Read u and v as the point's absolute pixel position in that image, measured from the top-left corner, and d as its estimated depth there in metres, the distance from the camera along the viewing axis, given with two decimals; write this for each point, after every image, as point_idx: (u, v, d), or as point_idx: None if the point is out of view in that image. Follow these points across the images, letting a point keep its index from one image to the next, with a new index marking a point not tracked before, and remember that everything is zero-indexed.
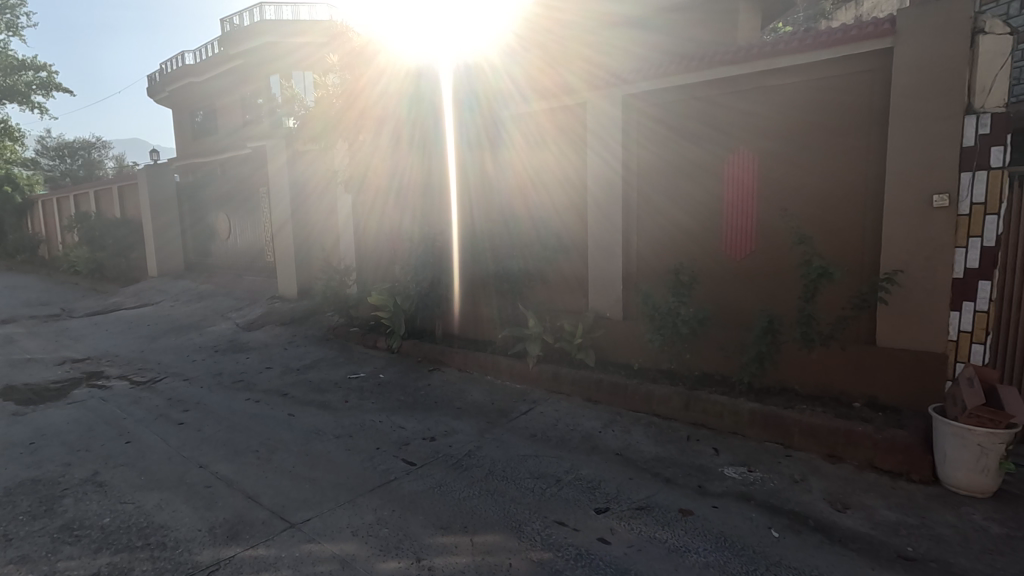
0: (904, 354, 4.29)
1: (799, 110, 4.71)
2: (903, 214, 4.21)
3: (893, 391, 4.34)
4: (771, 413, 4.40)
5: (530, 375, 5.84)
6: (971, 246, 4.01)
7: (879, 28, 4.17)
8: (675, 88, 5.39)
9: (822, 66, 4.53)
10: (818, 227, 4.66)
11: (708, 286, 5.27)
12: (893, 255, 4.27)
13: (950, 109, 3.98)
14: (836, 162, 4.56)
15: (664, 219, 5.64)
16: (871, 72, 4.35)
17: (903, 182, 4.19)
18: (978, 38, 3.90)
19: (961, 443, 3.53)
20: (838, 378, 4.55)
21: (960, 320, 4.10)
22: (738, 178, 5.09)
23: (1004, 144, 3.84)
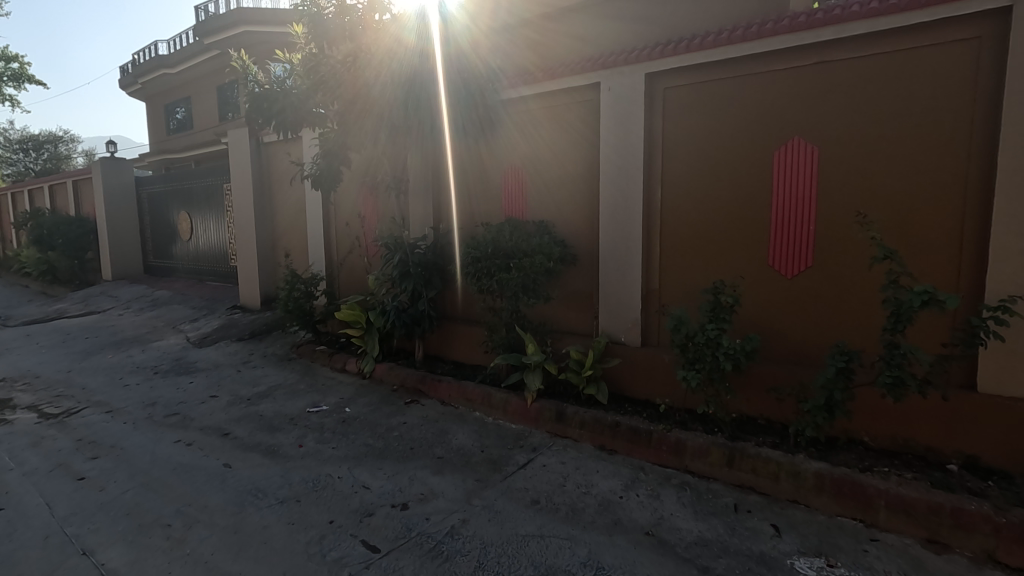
0: (1016, 404, 3.32)
1: (875, 90, 3.73)
2: (1021, 224, 3.25)
3: (1001, 451, 3.38)
4: (845, 478, 3.39)
5: (528, 414, 4.80)
6: None
7: None
8: (709, 64, 4.38)
9: (907, 34, 3.58)
10: (899, 237, 3.70)
11: (751, 309, 4.32)
12: (1005, 277, 3.31)
13: None
14: (924, 156, 3.59)
15: (692, 225, 4.61)
16: (976, 40, 3.39)
17: (1021, 182, 3.23)
18: None
19: None
20: (924, 430, 3.60)
21: None
22: (792, 176, 4.09)
23: None
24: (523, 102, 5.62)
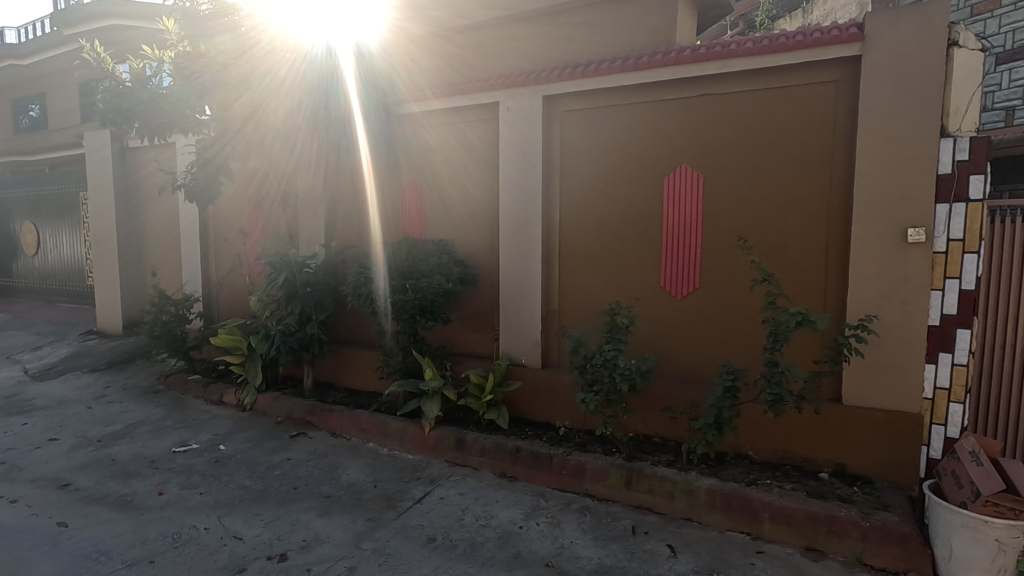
0: (874, 414, 3.65)
1: (752, 124, 4.00)
2: (873, 251, 3.59)
3: (864, 458, 3.69)
4: (734, 493, 3.52)
5: (426, 442, 4.56)
6: (948, 288, 3.46)
7: (846, 32, 3.57)
8: (605, 90, 4.49)
9: (779, 73, 3.88)
10: (775, 261, 3.98)
11: (646, 330, 4.45)
12: (863, 298, 3.64)
13: (925, 130, 3.44)
14: (794, 186, 3.90)
15: (589, 246, 4.67)
16: (835, 83, 3.75)
17: (872, 212, 3.59)
18: (953, 52, 3.39)
19: (972, 537, 2.86)
20: (801, 441, 3.86)
21: (935, 375, 3.53)
22: (681, 201, 4.27)
23: (985, 172, 3.34)
24: (421, 117, 5.44)
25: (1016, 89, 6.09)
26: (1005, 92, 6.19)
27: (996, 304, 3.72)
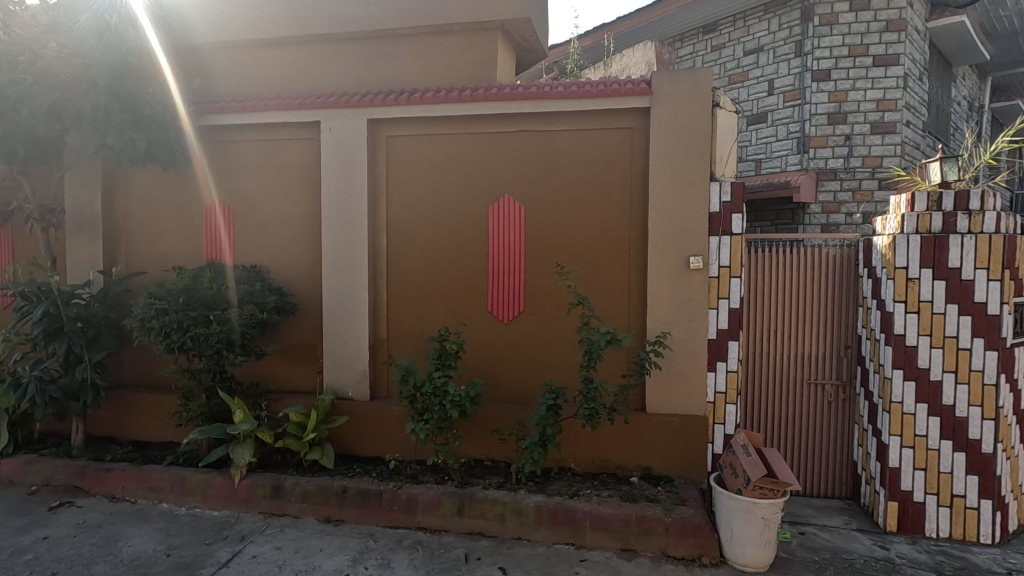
0: (671, 419, 4.15)
1: (565, 160, 4.36)
2: (664, 276, 4.13)
3: (665, 459, 4.17)
4: (559, 507, 3.69)
5: (236, 494, 4.03)
6: (721, 307, 4.11)
7: (637, 86, 4.12)
8: (429, 118, 4.53)
9: (586, 116, 4.31)
10: (588, 286, 4.36)
11: (474, 354, 4.52)
12: (658, 317, 4.16)
13: (699, 174, 4.08)
14: (601, 218, 4.33)
15: (417, 272, 4.63)
16: (631, 129, 4.28)
17: (662, 242, 4.13)
18: (716, 111, 4.09)
19: (746, 518, 3.39)
20: (614, 450, 4.24)
21: (715, 382, 4.15)
22: (505, 229, 4.46)
23: (742, 211, 4.07)
24: (230, 132, 4.94)
25: (762, 145, 7.57)
26: (755, 147, 7.64)
27: (755, 320, 4.52)
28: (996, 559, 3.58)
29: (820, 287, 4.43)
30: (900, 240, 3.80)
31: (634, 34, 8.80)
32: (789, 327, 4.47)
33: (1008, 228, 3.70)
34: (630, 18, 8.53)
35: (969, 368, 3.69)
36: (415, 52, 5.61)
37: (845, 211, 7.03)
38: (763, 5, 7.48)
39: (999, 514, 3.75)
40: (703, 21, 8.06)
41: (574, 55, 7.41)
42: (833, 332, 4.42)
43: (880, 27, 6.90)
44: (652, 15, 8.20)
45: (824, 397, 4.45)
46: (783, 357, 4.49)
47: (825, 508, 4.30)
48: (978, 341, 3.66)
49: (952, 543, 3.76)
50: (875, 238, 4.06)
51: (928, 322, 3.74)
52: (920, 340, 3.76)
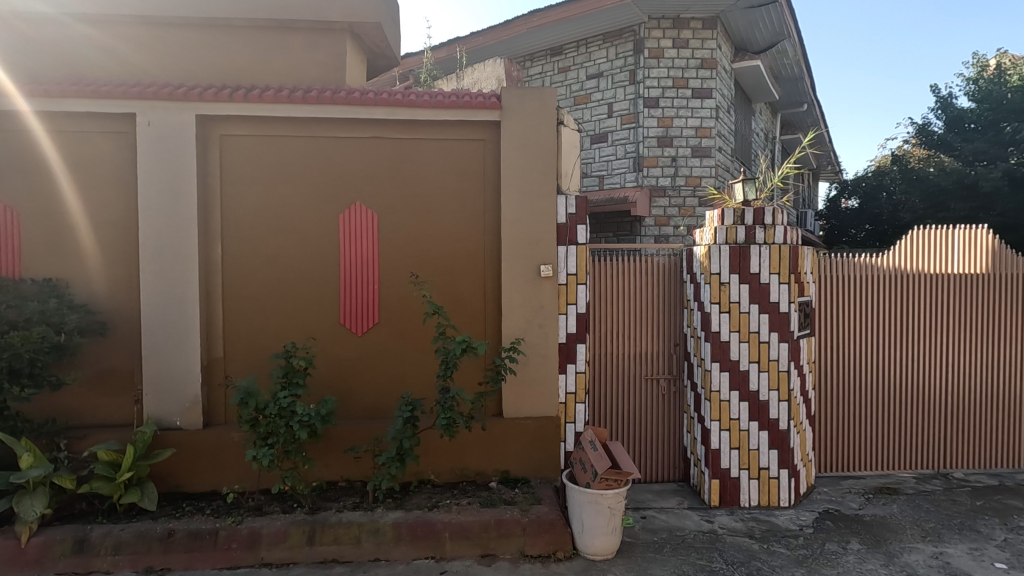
0: (526, 422, 4.30)
1: (419, 169, 4.33)
2: (517, 284, 4.28)
3: (522, 461, 4.31)
4: (418, 521, 3.62)
5: (24, 556, 3.33)
6: (569, 312, 4.38)
7: (488, 100, 4.24)
8: (270, 118, 4.21)
9: (438, 126, 4.32)
10: (444, 295, 4.36)
11: (325, 370, 4.27)
12: (512, 324, 4.29)
13: (547, 188, 4.30)
14: (456, 227, 4.37)
15: (259, 284, 4.26)
16: (482, 141, 4.38)
17: (515, 252, 4.28)
18: (561, 129, 4.36)
19: (595, 509, 3.63)
20: (473, 457, 4.28)
21: (566, 383, 4.39)
22: (357, 238, 4.30)
23: (585, 223, 4.38)
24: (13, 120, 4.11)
25: (605, 162, 8.22)
26: (599, 164, 8.27)
27: (600, 323, 4.87)
28: (792, 518, 4.25)
29: (653, 292, 4.91)
30: (714, 250, 4.36)
31: (487, 51, 8.99)
32: (628, 328, 4.89)
33: (792, 240, 4.44)
34: (483, 35, 8.68)
35: (768, 358, 4.35)
36: (253, 47, 5.18)
37: (674, 224, 7.93)
38: (602, 34, 8.18)
39: (793, 480, 4.46)
40: (550, 43, 8.56)
41: (427, 66, 7.39)
42: (664, 332, 4.92)
43: (697, 64, 7.90)
44: (503, 34, 8.45)
45: (659, 391, 4.93)
46: (624, 357, 4.90)
47: (662, 492, 4.75)
48: (774, 334, 4.33)
49: (761, 509, 4.38)
50: (695, 248, 4.61)
51: (737, 320, 4.34)
52: (731, 336, 4.34)
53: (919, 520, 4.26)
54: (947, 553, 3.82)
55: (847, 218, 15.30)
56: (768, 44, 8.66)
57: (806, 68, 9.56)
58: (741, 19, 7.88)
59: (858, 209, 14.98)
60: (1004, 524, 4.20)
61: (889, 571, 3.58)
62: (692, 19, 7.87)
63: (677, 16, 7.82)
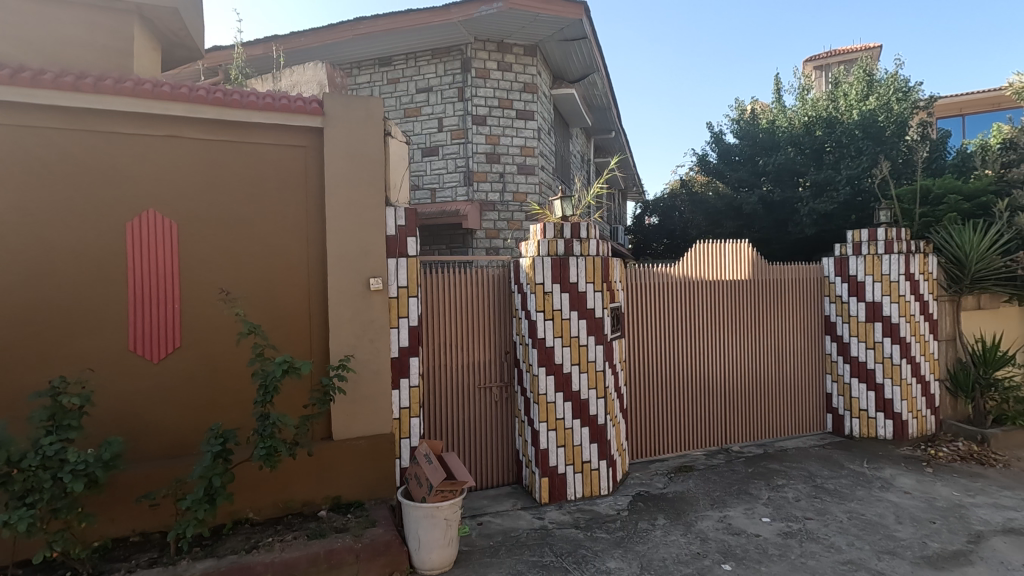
0: (358, 443, 4.12)
1: (229, 174, 3.93)
2: (345, 298, 4.10)
3: (354, 484, 4.11)
4: (233, 567, 3.23)
5: None
6: (401, 325, 4.31)
7: (308, 105, 4.01)
8: (25, 104, 3.46)
9: (252, 129, 3.97)
10: (261, 312, 3.99)
11: (111, 406, 3.62)
12: (341, 340, 4.09)
13: (375, 199, 4.20)
14: (275, 239, 4.04)
15: (12, 306, 3.46)
16: (304, 148, 4.12)
17: (342, 265, 4.10)
18: (387, 140, 4.29)
19: (431, 523, 3.60)
20: (300, 486, 3.97)
21: (399, 398, 4.31)
22: (152, 249, 3.74)
23: (415, 235, 4.37)
24: None
25: (436, 176, 8.29)
26: (430, 176, 8.31)
27: (434, 335, 4.88)
28: (611, 504, 4.69)
29: (483, 302, 5.06)
30: (538, 261, 4.65)
31: (308, 53, 8.31)
32: (460, 339, 4.98)
33: (604, 252, 4.94)
34: (304, 35, 7.99)
35: (587, 359, 4.76)
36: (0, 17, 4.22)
37: (503, 237, 8.31)
38: (430, 50, 8.29)
39: (611, 469, 4.93)
40: (379, 53, 8.42)
41: (238, 62, 6.72)
42: (495, 341, 5.10)
43: (520, 87, 8.40)
44: (328, 37, 7.93)
45: (491, 398, 5.09)
46: (457, 367, 4.96)
47: (497, 496, 4.89)
48: (591, 338, 4.77)
49: (585, 500, 4.76)
50: (521, 260, 4.87)
51: (560, 326, 4.67)
52: (555, 341, 4.65)
53: (709, 490, 5.00)
54: (729, 515, 4.53)
55: (649, 233, 17.49)
56: (580, 75, 9.55)
57: (613, 100, 10.76)
58: (556, 49, 8.58)
59: (658, 225, 17.23)
60: (768, 485, 5.13)
61: (688, 538, 4.13)
62: (514, 45, 8.36)
63: (501, 41, 8.25)
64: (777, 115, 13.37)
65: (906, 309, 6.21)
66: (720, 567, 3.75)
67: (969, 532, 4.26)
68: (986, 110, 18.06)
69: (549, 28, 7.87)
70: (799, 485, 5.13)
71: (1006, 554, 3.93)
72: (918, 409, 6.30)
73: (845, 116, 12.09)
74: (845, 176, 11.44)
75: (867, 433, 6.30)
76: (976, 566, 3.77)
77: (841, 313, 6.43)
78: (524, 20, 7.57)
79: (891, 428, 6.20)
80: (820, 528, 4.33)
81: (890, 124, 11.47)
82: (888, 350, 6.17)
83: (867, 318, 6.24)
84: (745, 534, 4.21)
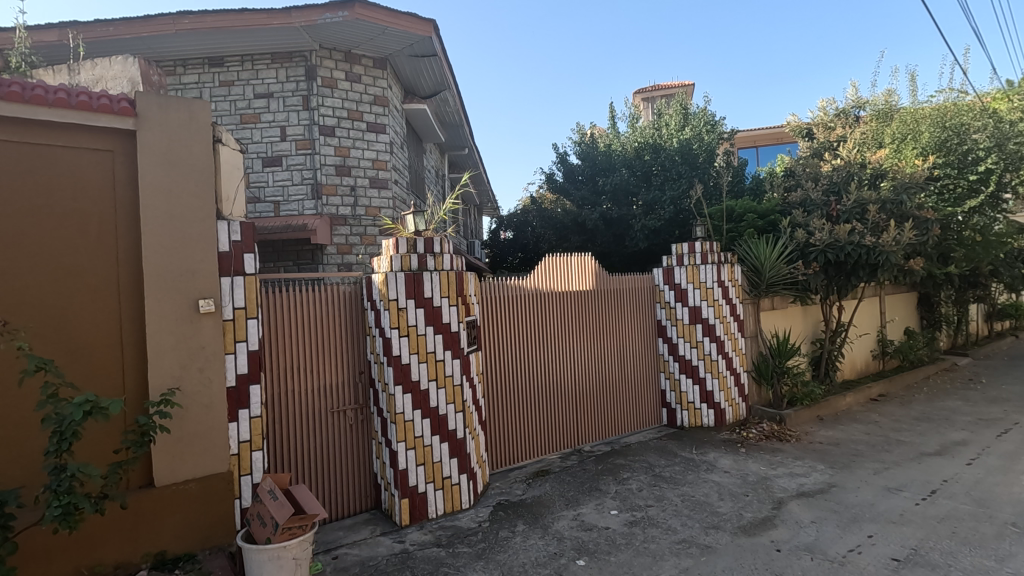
0: (186, 487, 3.65)
1: (8, 181, 3.29)
2: (167, 324, 3.62)
3: (181, 536, 3.65)
4: None
5: None
6: (239, 350, 3.91)
7: (115, 104, 3.51)
8: None
9: (38, 129, 3.37)
10: (54, 344, 3.37)
11: None
12: (162, 372, 3.61)
13: (203, 212, 3.78)
14: (72, 257, 3.45)
15: None
16: (111, 152, 3.59)
17: (163, 286, 3.62)
18: (218, 147, 3.90)
19: (277, 565, 3.30)
20: (109, 547, 3.42)
21: (238, 431, 3.89)
22: None
23: (253, 251, 4.00)
24: None
25: (279, 188, 7.74)
26: (272, 189, 7.74)
27: (276, 359, 4.51)
28: (473, 517, 4.71)
29: (333, 322, 4.81)
30: (391, 277, 4.52)
31: (117, 44, 7.25)
32: (309, 362, 4.67)
33: (458, 267, 5.00)
34: (111, 24, 6.96)
35: (444, 374, 4.75)
36: None
37: (356, 253, 8.00)
38: (270, 54, 7.76)
39: (471, 482, 4.96)
40: (207, 52, 7.68)
41: (21, 45, 5.65)
42: (347, 361, 4.87)
43: (370, 99, 8.20)
44: (143, 28, 7.01)
45: (346, 421, 4.84)
46: (306, 392, 4.64)
47: (354, 525, 4.64)
48: (447, 352, 4.77)
49: (446, 516, 4.72)
50: (374, 276, 4.72)
51: (416, 342, 4.59)
52: (411, 358, 4.56)
53: (564, 491, 5.27)
54: (582, 512, 4.80)
55: (504, 248, 18.09)
56: (431, 92, 9.61)
57: (465, 118, 11.00)
58: (407, 65, 8.56)
59: (511, 240, 17.89)
60: (615, 479, 5.54)
61: (545, 540, 4.29)
62: (362, 56, 8.16)
63: (348, 51, 8.00)
64: (612, 140, 14.64)
65: (720, 312, 7.19)
66: (575, 563, 3.95)
67: (772, 500, 5.01)
68: (772, 143, 21.75)
69: (398, 43, 7.83)
70: (642, 476, 5.62)
71: (799, 514, 4.69)
72: (732, 398, 7.29)
73: (668, 143, 13.72)
74: (669, 196, 12.95)
75: (694, 423, 7.12)
76: (778, 528, 4.43)
77: (669, 317, 7.21)
78: (371, 32, 7.43)
79: (713, 416, 7.11)
80: (659, 513, 4.78)
81: (702, 152, 13.54)
82: (708, 348, 7.07)
83: (690, 321, 7.08)
84: (596, 528, 4.49)
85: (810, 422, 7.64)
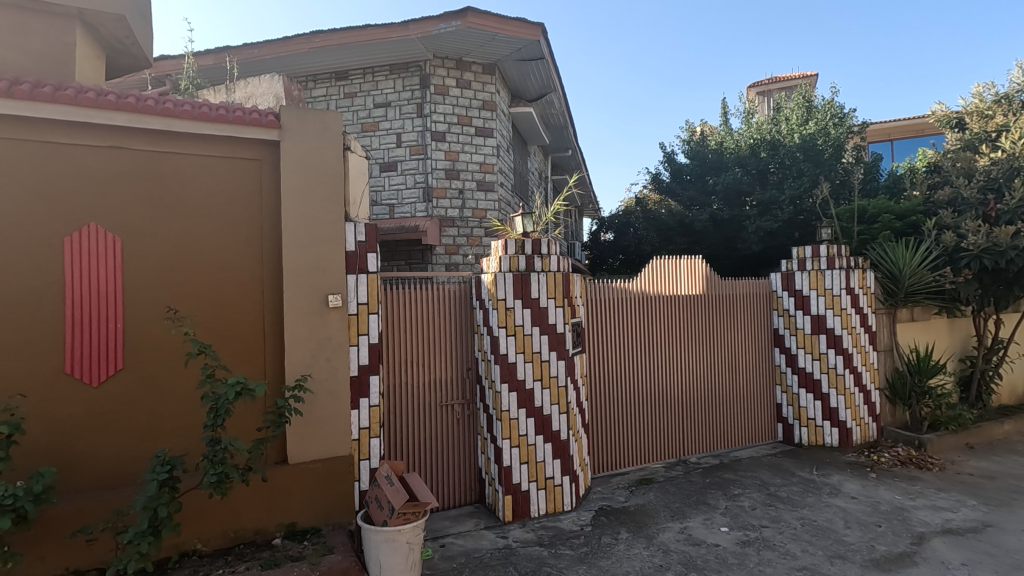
0: (314, 466, 3.99)
1: (180, 188, 3.79)
2: (301, 317, 3.98)
3: (309, 511, 3.99)
4: None
5: None
6: (361, 343, 4.21)
7: (264, 118, 3.91)
8: None
9: (204, 142, 3.85)
10: (212, 330, 3.83)
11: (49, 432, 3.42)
12: (297, 359, 3.96)
13: (333, 215, 4.11)
14: (227, 254, 3.91)
15: None
16: (258, 161, 4.02)
17: (298, 281, 3.98)
18: (347, 154, 4.21)
19: (392, 547, 3.50)
20: (250, 514, 3.82)
21: (359, 418, 4.19)
22: (100, 265, 3.57)
23: (376, 251, 4.30)
24: None
25: (394, 191, 8.22)
26: (389, 192, 8.23)
27: (394, 353, 4.79)
28: (575, 520, 4.68)
29: (444, 320, 5.01)
30: (500, 278, 4.63)
31: (260, 65, 8.10)
32: (421, 356, 4.90)
33: (564, 268, 5.01)
34: (257, 46, 7.79)
35: (549, 374, 4.78)
36: None
37: (462, 253, 8.29)
38: (388, 66, 8.28)
39: (573, 484, 4.95)
40: (335, 67, 8.35)
41: (189, 70, 6.52)
42: (457, 358, 5.05)
43: (479, 104, 8.46)
44: (283, 48, 7.77)
45: (454, 416, 5.03)
46: (418, 386, 4.88)
47: (459, 516, 4.81)
48: (553, 353, 4.79)
49: (548, 516, 4.74)
50: (483, 276, 4.85)
51: (522, 342, 4.66)
52: (518, 357, 4.64)
53: (669, 502, 5.08)
54: (689, 526, 4.61)
55: (604, 249, 17.74)
56: (537, 94, 9.71)
57: (570, 119, 10.98)
58: (514, 69, 8.70)
59: (611, 241, 17.50)
60: (724, 494, 5.25)
61: (650, 551, 4.17)
62: (472, 63, 8.43)
63: (460, 59, 8.31)
64: (724, 137, 13.90)
65: (848, 322, 6.55)
66: None
67: (911, 534, 4.49)
68: (911, 136, 19.53)
69: (507, 48, 7.99)
70: (754, 493, 5.27)
71: (945, 553, 4.15)
72: (861, 417, 6.62)
73: (787, 140, 12.88)
74: (789, 196, 12.14)
75: (815, 441, 6.56)
76: (920, 566, 3.95)
77: (788, 326, 6.71)
78: (483, 39, 7.65)
79: (837, 435, 6.49)
80: (776, 535, 4.45)
81: (828, 147, 12.47)
82: (833, 361, 6.48)
83: (813, 331, 6.54)
84: (705, 544, 4.29)
85: (957, 450, 6.73)
